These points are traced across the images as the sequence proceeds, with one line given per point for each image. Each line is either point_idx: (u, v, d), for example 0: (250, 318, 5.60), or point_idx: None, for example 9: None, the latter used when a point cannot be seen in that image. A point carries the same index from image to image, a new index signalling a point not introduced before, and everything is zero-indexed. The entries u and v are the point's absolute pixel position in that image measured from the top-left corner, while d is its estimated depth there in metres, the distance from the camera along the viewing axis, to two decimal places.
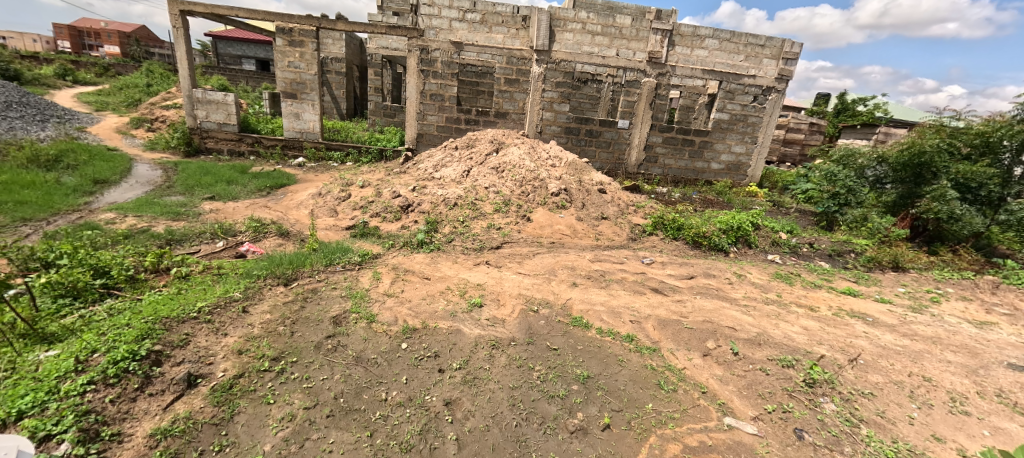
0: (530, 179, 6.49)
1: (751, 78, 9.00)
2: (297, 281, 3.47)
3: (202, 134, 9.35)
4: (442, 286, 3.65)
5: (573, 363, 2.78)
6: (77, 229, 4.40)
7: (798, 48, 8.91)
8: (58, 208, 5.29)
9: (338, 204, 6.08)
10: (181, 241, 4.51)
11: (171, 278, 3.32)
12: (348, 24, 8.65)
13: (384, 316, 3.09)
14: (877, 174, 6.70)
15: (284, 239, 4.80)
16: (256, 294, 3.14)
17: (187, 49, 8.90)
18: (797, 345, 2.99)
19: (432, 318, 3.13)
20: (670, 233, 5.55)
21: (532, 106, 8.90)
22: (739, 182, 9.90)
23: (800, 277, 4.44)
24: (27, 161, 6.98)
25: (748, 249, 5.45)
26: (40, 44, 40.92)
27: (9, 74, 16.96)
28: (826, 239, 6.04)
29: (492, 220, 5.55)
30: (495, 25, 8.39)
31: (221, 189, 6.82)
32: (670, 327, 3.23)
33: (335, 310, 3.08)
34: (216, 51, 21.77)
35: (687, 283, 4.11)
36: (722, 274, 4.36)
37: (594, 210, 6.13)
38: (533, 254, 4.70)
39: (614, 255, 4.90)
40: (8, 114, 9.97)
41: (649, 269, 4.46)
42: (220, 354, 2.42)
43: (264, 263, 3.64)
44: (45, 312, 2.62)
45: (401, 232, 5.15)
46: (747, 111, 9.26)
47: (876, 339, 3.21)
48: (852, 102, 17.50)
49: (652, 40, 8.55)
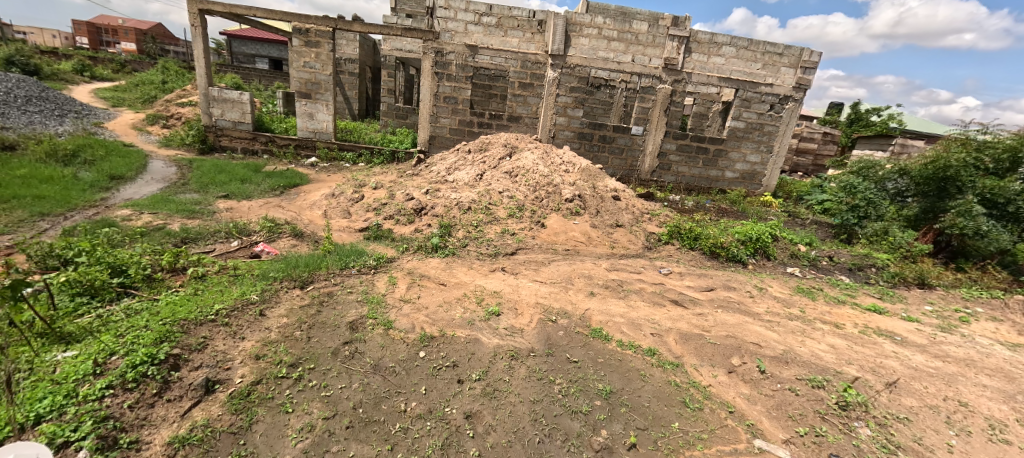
0: (544, 184, 6.43)
1: (768, 86, 8.90)
2: (314, 284, 3.42)
3: (216, 132, 9.42)
4: (459, 293, 3.58)
5: (593, 376, 2.72)
6: (95, 225, 4.42)
7: (817, 57, 8.79)
8: (76, 203, 5.32)
9: (351, 205, 6.07)
10: (197, 239, 4.51)
11: (187, 279, 3.29)
12: (364, 26, 8.67)
13: (401, 323, 3.04)
14: (898, 187, 6.65)
15: (299, 240, 4.79)
16: (274, 297, 3.10)
17: (204, 47, 8.97)
18: (827, 365, 2.90)
19: (449, 326, 3.07)
20: (686, 243, 5.47)
21: (546, 111, 8.85)
22: (754, 191, 9.77)
23: (823, 292, 4.32)
24: (46, 156, 7.06)
25: (767, 260, 5.34)
26: (59, 40, 41.78)
27: (29, 69, 17.42)
28: (845, 252, 5.92)
29: (506, 225, 5.49)
30: (511, 29, 8.37)
31: (235, 188, 6.83)
32: (693, 342, 3.15)
33: (351, 315, 3.05)
34: (230, 49, 22.07)
35: (706, 295, 4.01)
36: (742, 286, 4.26)
37: (609, 218, 6.07)
38: (548, 262, 4.63)
39: (631, 264, 4.82)
40: (27, 109, 10.15)
41: (667, 280, 4.37)
42: (237, 359, 2.38)
43: (280, 265, 3.60)
44: (63, 311, 2.59)
45: (415, 236, 5.12)
46: (763, 120, 9.14)
47: (907, 360, 3.10)
48: (865, 112, 17.31)
49: (668, 47, 8.49)
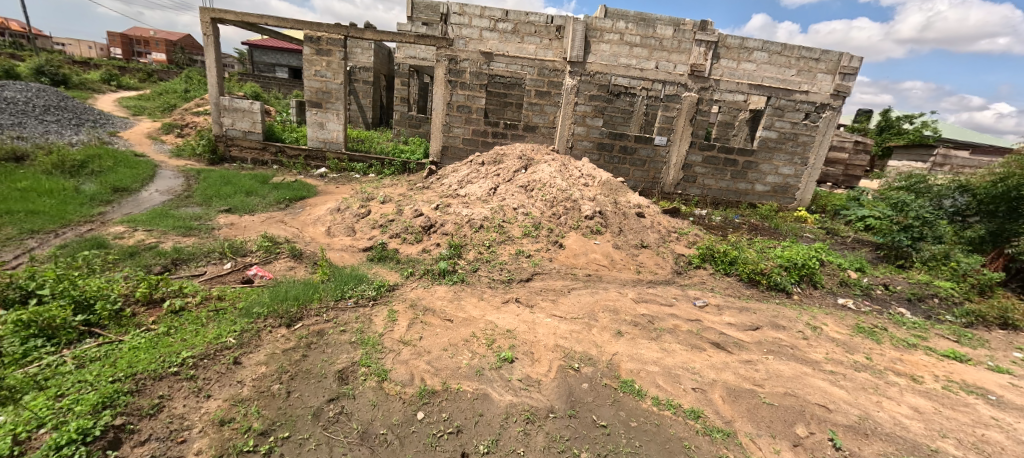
0: (562, 199, 5.96)
1: (803, 94, 8.28)
2: (303, 321, 3.01)
3: (226, 142, 9.26)
4: (466, 333, 3.12)
5: (626, 448, 2.24)
6: (82, 247, 4.13)
7: (857, 62, 8.14)
8: (70, 219, 5.08)
9: (356, 221, 5.71)
10: (188, 261, 4.19)
11: (162, 314, 2.92)
12: (376, 33, 8.40)
13: (398, 373, 2.59)
14: (955, 206, 6.03)
15: (296, 261, 4.42)
16: (254, 339, 2.69)
17: (216, 56, 8.82)
18: (916, 439, 2.36)
19: (453, 377, 2.62)
20: (721, 267, 4.95)
21: (563, 120, 8.41)
22: (787, 205, 9.11)
23: (888, 333, 3.74)
24: (52, 167, 6.91)
25: (813, 289, 4.75)
26: (94, 51, 43.59)
27: (57, 78, 17.94)
28: (900, 279, 5.28)
29: (520, 246, 5.04)
30: (527, 35, 7.98)
31: (239, 201, 6.55)
32: (744, 401, 2.62)
33: (341, 362, 2.64)
34: (252, 58, 22.39)
35: (751, 336, 3.47)
36: (793, 325, 3.70)
37: (633, 237, 5.57)
38: (568, 290, 4.16)
39: (661, 293, 4.30)
40: (44, 119, 10.17)
41: (703, 315, 3.83)
42: (196, 428, 1.98)
43: (266, 297, 3.19)
44: (9, 358, 2.24)
45: (422, 257, 4.72)
46: (797, 129, 8.52)
47: (1013, 431, 2.52)
48: (896, 119, 16.45)
49: (694, 53, 7.97)
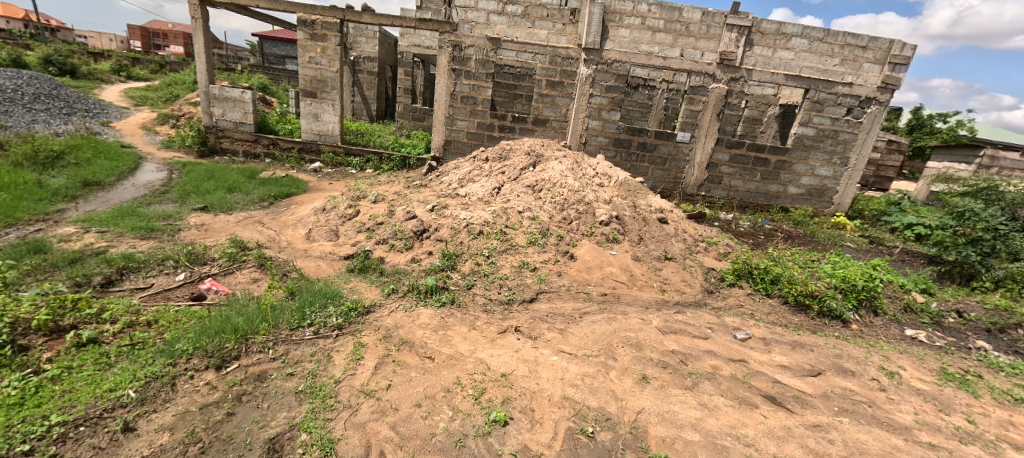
0: (574, 201, 5.22)
1: (846, 86, 7.38)
2: (239, 361, 2.37)
3: (217, 133, 8.71)
4: (449, 379, 2.44)
5: None
6: (12, 254, 3.55)
7: (910, 50, 7.20)
8: (20, 217, 4.52)
9: (342, 223, 5.07)
10: (136, 270, 3.58)
11: (62, 348, 2.29)
12: (375, 17, 7.72)
13: (349, 445, 1.91)
14: None
15: (262, 272, 3.78)
16: (163, 392, 2.06)
17: (204, 40, 8.23)
18: None
19: (423, 451, 1.94)
20: (761, 287, 4.21)
21: (577, 113, 7.65)
22: (823, 210, 8.21)
23: (984, 383, 2.97)
24: (23, 158, 6.38)
25: (874, 317, 3.96)
26: (115, 43, 44.00)
27: (67, 68, 17.64)
28: (973, 303, 4.44)
29: (525, 256, 4.33)
30: (539, 19, 7.23)
31: (219, 198, 5.97)
32: None
33: (277, 425, 1.98)
34: (262, 50, 21.88)
35: (812, 386, 2.74)
36: (863, 371, 2.95)
37: (655, 247, 4.81)
38: (580, 316, 3.44)
39: (693, 320, 3.56)
40: (32, 107, 9.71)
41: (746, 352, 3.10)
42: None
43: (199, 327, 2.53)
44: None
45: (410, 269, 4.04)
46: (838, 126, 7.62)
47: None
48: (929, 118, 15.38)
49: (725, 39, 7.15)
